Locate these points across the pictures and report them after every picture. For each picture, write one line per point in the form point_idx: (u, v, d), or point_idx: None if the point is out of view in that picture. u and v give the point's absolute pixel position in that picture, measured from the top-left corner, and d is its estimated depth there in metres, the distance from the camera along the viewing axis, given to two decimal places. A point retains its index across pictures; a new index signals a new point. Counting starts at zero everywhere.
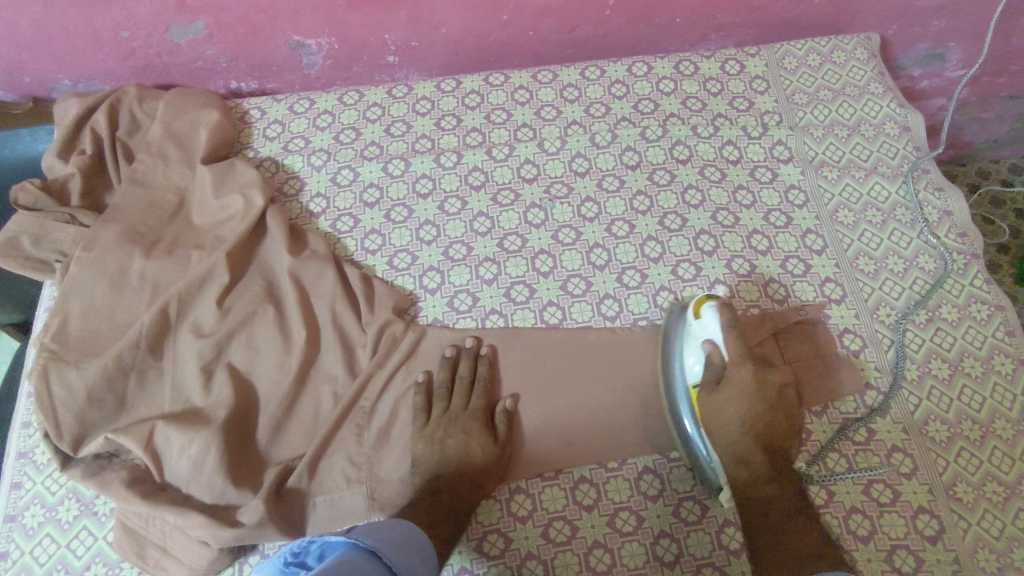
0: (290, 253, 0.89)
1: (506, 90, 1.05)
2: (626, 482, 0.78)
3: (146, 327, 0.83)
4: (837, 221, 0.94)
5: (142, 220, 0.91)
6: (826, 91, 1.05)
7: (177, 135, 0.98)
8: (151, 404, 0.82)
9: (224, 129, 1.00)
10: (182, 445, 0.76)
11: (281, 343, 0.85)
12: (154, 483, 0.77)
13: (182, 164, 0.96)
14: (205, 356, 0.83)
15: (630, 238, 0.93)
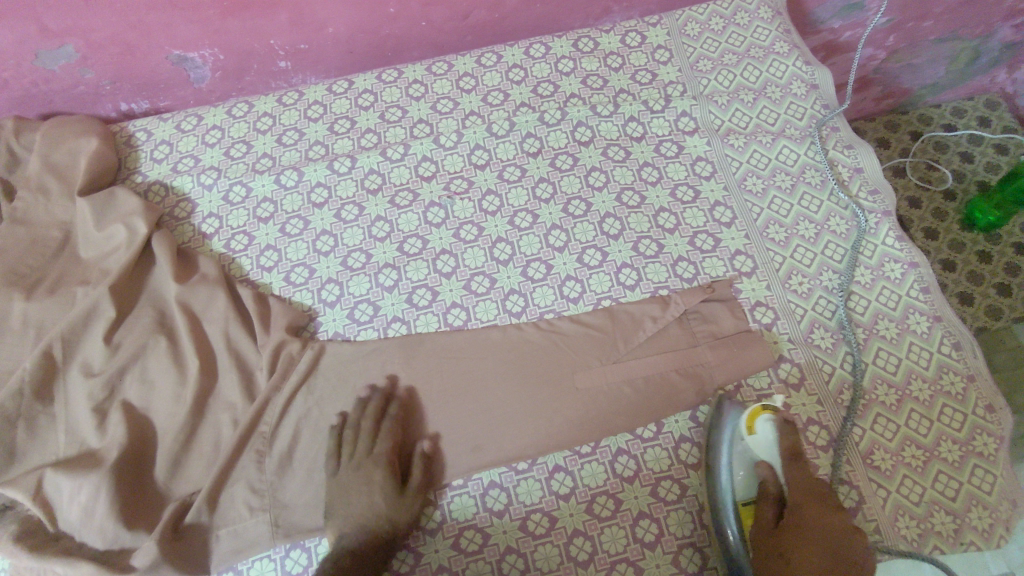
0: (177, 280, 0.86)
1: (400, 86, 1.02)
2: (537, 483, 0.76)
3: (29, 372, 0.79)
4: (745, 190, 0.91)
5: (22, 260, 0.87)
6: (730, 55, 1.01)
7: (56, 167, 0.94)
8: (43, 451, 0.79)
9: (106, 157, 0.96)
10: (71, 491, 0.74)
11: (174, 374, 0.82)
12: (47, 533, 0.74)
13: (63, 197, 0.92)
14: (96, 396, 0.80)
15: (534, 229, 0.90)
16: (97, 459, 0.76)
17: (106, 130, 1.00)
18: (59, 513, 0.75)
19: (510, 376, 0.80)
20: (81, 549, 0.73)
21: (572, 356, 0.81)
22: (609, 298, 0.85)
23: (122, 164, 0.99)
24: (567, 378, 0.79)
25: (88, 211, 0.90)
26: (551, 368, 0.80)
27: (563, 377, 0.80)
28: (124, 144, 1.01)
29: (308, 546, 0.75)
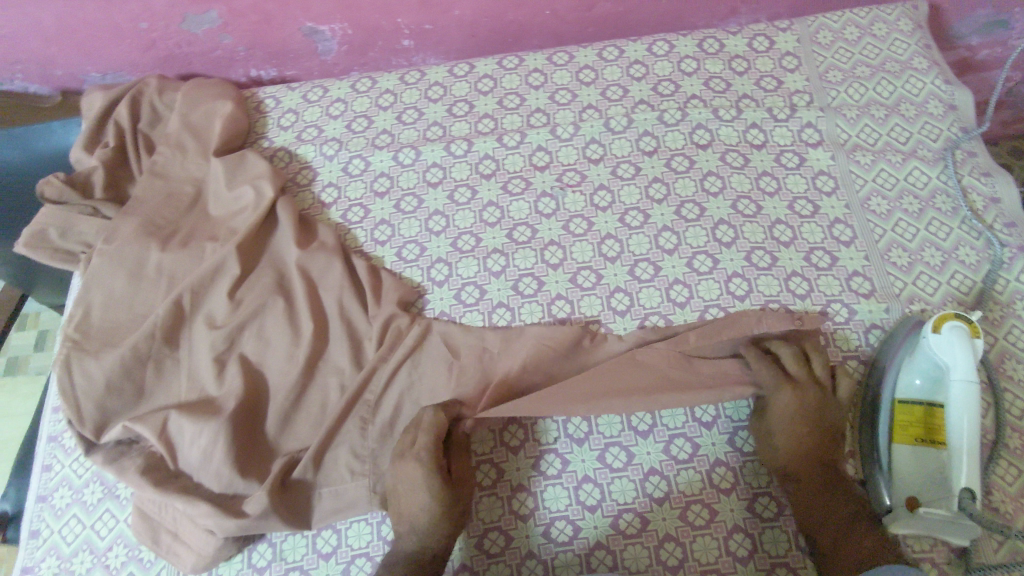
0: (298, 246, 0.90)
1: (520, 73, 1.03)
2: (632, 483, 0.76)
3: (161, 318, 0.85)
4: (869, 209, 0.88)
5: (161, 214, 0.93)
6: (863, 67, 0.97)
7: (195, 129, 0.99)
8: (167, 392, 0.84)
9: (238, 120, 1.01)
10: (192, 434, 0.78)
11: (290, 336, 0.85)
12: (169, 470, 0.79)
13: (199, 157, 0.97)
14: (218, 348, 0.84)
15: (645, 228, 0.90)
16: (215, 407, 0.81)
17: (239, 97, 1.05)
18: (179, 452, 0.79)
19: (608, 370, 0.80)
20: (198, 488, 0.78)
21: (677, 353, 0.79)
22: (717, 306, 0.84)
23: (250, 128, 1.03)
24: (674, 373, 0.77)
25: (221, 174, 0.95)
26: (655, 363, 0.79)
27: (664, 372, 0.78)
28: (252, 110, 1.06)
29: None
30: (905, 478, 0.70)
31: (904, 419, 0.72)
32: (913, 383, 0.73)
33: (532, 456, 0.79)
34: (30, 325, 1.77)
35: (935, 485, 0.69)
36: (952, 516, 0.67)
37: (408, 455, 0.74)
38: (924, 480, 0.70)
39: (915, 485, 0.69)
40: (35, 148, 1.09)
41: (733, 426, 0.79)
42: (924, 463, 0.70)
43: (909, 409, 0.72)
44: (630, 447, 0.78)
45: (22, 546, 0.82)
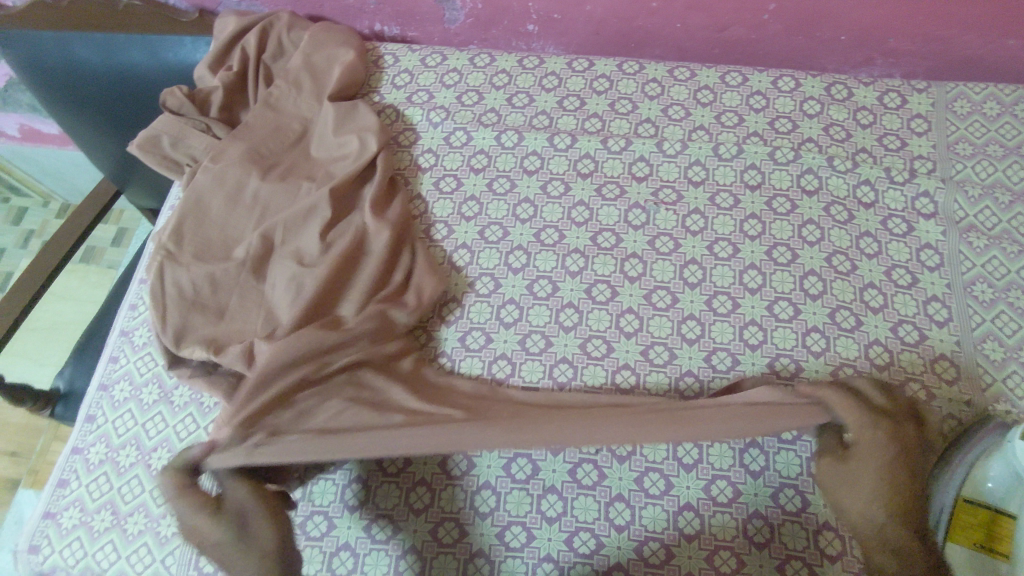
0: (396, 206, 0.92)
1: (637, 80, 1.02)
2: (665, 513, 0.75)
3: (253, 247, 0.88)
4: (971, 295, 0.84)
5: (266, 146, 0.95)
6: (997, 146, 0.93)
7: (313, 70, 1.02)
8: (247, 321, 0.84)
9: (356, 70, 1.03)
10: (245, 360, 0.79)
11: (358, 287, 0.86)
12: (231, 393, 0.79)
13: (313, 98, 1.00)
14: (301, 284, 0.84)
15: (731, 261, 0.88)
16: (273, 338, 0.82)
17: (360, 48, 1.07)
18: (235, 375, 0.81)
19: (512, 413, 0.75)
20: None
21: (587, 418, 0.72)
22: (789, 356, 0.82)
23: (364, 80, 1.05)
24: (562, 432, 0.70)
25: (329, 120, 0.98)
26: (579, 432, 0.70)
27: (534, 431, 0.70)
28: (370, 62, 1.07)
29: (433, 486, 0.78)
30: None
31: (965, 520, 0.70)
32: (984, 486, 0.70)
33: (570, 462, 0.78)
34: (112, 221, 1.86)
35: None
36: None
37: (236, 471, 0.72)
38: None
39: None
40: (164, 58, 1.14)
41: (781, 482, 0.76)
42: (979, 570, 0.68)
43: (974, 511, 0.70)
44: (670, 477, 0.77)
45: (76, 427, 0.87)
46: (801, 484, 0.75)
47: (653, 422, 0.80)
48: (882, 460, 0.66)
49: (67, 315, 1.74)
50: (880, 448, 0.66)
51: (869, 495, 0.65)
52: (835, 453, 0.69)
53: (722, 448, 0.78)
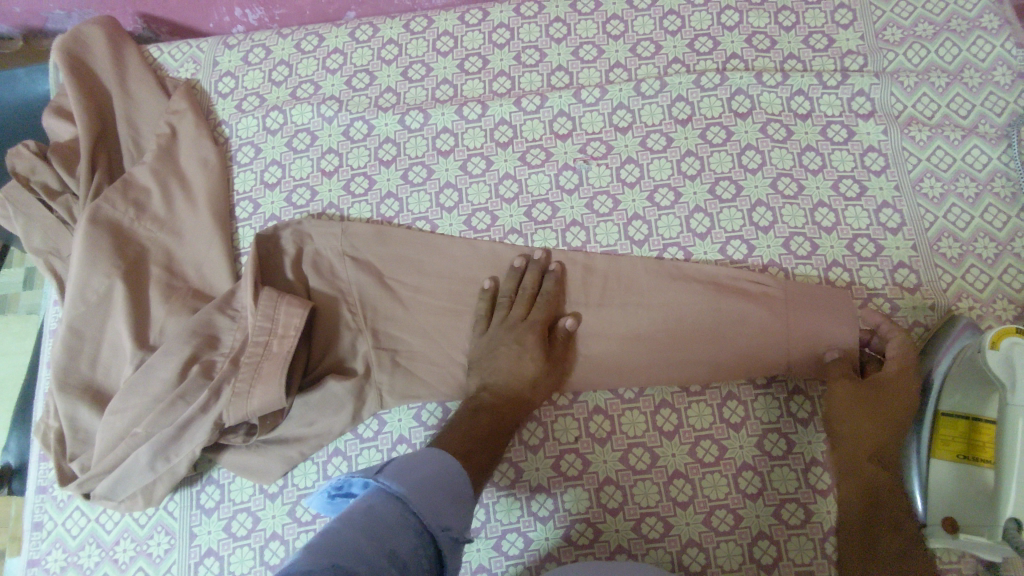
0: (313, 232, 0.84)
1: (540, 23, 0.91)
2: (655, 486, 0.74)
3: (163, 317, 0.79)
4: (920, 194, 0.81)
5: (120, 214, 0.82)
6: (926, 25, 0.87)
7: (167, 105, 0.90)
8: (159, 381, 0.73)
9: (220, 88, 0.93)
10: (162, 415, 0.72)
11: (275, 300, 0.75)
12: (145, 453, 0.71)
13: (157, 147, 0.87)
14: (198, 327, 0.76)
15: (675, 208, 0.83)
16: (184, 377, 0.74)
17: (194, 80, 0.93)
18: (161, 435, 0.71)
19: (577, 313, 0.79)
20: (218, 452, 0.76)
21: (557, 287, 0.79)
22: None
23: (214, 104, 0.92)
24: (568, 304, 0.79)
25: (189, 178, 0.87)
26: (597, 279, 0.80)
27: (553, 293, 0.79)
28: (239, 59, 0.94)
29: None
30: (943, 498, 0.68)
31: (945, 432, 0.69)
32: (954, 391, 0.70)
33: (552, 457, 0.76)
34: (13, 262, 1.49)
35: (973, 510, 0.66)
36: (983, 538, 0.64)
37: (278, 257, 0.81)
38: (959, 500, 0.67)
39: (955, 506, 0.67)
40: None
41: (762, 429, 0.75)
42: (964, 483, 0.67)
43: (954, 424, 0.69)
44: (654, 448, 0.75)
45: (26, 537, 0.79)
46: (774, 393, 0.77)
47: (626, 396, 0.78)
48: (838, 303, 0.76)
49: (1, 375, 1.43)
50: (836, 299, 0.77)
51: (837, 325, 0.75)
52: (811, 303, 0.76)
53: (700, 408, 0.76)
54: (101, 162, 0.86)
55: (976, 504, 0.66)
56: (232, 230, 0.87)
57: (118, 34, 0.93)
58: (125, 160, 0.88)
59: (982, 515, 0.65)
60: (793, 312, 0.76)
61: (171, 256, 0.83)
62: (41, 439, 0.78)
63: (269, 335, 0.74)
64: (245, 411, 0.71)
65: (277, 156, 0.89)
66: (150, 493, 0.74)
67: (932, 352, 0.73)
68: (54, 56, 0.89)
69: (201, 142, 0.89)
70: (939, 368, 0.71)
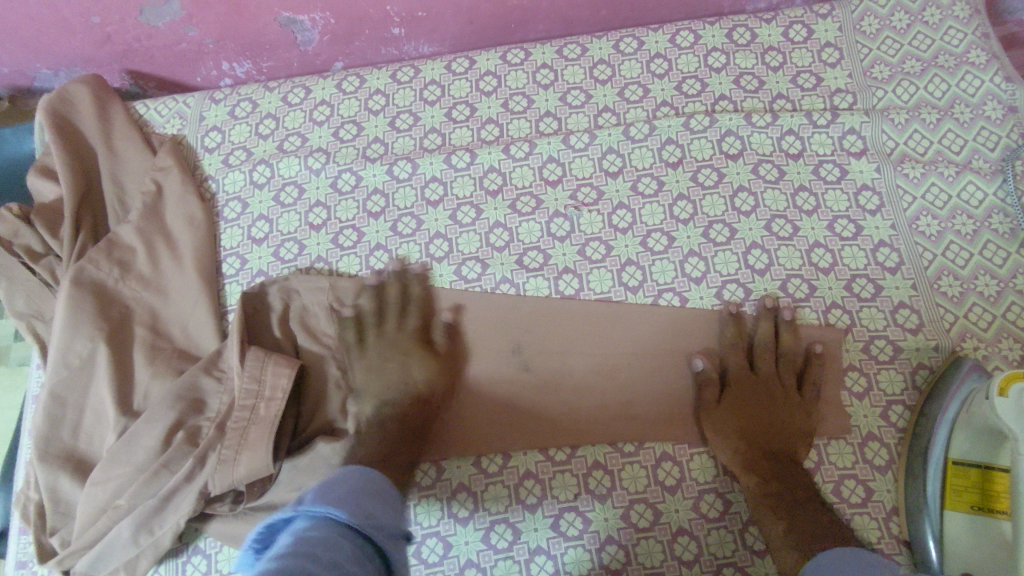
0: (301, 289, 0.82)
1: (526, 69, 0.91)
2: (658, 544, 0.71)
3: (147, 380, 0.77)
4: (917, 231, 0.79)
5: (104, 275, 0.81)
6: (913, 62, 0.87)
7: (153, 162, 0.89)
8: (143, 450, 0.71)
9: (206, 143, 0.92)
10: (145, 487, 0.69)
11: (262, 362, 0.74)
12: (128, 527, 0.68)
13: (142, 206, 0.86)
14: (183, 392, 0.74)
15: (669, 253, 0.81)
16: (169, 444, 0.71)
17: (180, 135, 0.93)
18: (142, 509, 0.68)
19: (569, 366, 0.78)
20: (204, 521, 0.73)
21: (548, 341, 0.79)
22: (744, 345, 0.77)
23: (201, 158, 0.92)
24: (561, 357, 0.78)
25: (176, 235, 0.86)
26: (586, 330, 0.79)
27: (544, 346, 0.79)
28: (225, 113, 0.93)
29: None
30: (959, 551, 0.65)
31: (958, 481, 0.67)
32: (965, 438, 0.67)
33: (551, 515, 0.73)
34: None
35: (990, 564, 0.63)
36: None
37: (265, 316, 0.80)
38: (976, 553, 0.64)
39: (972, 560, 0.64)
40: None
41: None
42: (980, 535, 0.65)
43: (966, 471, 0.67)
44: (657, 504, 0.73)
45: None
46: None
47: (626, 450, 0.75)
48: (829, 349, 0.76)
49: None
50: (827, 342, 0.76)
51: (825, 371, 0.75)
52: (802, 350, 0.76)
53: (702, 460, 0.74)
54: (86, 221, 0.85)
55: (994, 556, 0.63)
56: (218, 287, 0.86)
57: (103, 92, 0.92)
58: (111, 219, 0.87)
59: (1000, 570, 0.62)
60: (784, 361, 0.76)
61: (157, 317, 0.82)
62: (21, 511, 0.75)
63: (256, 398, 0.72)
64: (231, 480, 0.69)
65: (264, 210, 0.88)
66: (132, 568, 0.71)
67: (939, 398, 0.71)
68: (39, 116, 0.88)
69: (187, 199, 0.87)
70: (945, 414, 0.69)
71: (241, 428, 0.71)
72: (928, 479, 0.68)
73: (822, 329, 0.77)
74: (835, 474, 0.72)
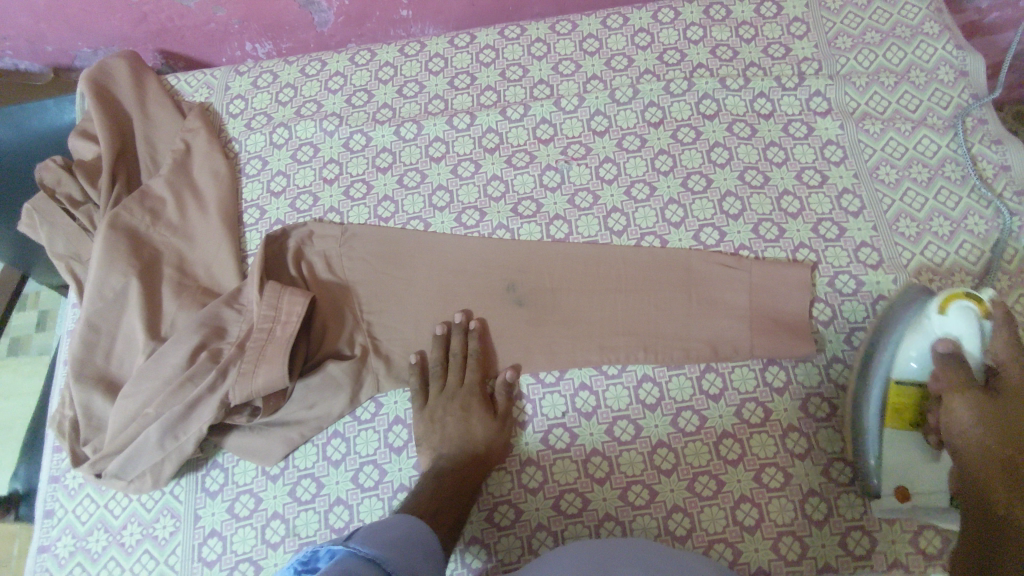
0: (316, 235, 0.90)
1: (522, 43, 1.00)
2: (640, 456, 0.77)
3: (174, 311, 0.85)
4: (877, 179, 0.87)
5: (137, 221, 0.89)
6: (873, 33, 0.95)
7: (183, 124, 0.98)
8: (171, 367, 0.78)
9: (230, 110, 1.01)
10: (172, 398, 0.76)
11: (279, 291, 0.81)
12: (155, 433, 0.75)
13: (172, 161, 0.94)
14: (206, 318, 0.81)
15: (651, 201, 0.89)
16: (193, 362, 0.78)
17: (207, 103, 1.02)
18: (168, 417, 0.75)
19: (561, 299, 0.85)
20: (225, 435, 0.80)
21: (542, 277, 0.86)
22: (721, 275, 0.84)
23: (226, 123, 1.01)
24: (556, 292, 0.85)
25: (202, 188, 0.94)
26: (578, 267, 0.86)
27: (539, 282, 0.86)
28: (249, 84, 1.02)
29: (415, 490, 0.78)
30: (895, 467, 0.72)
31: (897, 400, 0.73)
32: (910, 362, 0.72)
33: (541, 431, 0.80)
34: (29, 304, 1.64)
35: (926, 476, 0.72)
36: (942, 501, 0.71)
37: (283, 257, 0.88)
38: (914, 467, 0.72)
39: (909, 476, 0.72)
40: (29, 126, 1.06)
41: (740, 399, 0.79)
42: (913, 448, 0.73)
43: (906, 392, 0.73)
44: (638, 420, 0.79)
45: (37, 525, 0.82)
46: (751, 364, 0.80)
47: (610, 373, 0.82)
48: (800, 278, 0.82)
49: (14, 406, 1.54)
50: (798, 272, 0.82)
51: (796, 298, 0.81)
52: (774, 279, 0.82)
53: (680, 381, 0.80)
54: (121, 175, 0.94)
55: (930, 467, 0.72)
56: (239, 234, 0.93)
57: (138, 66, 1.02)
58: (143, 174, 0.95)
59: (937, 480, 0.72)
60: (759, 289, 0.82)
61: (184, 258, 0.90)
62: (56, 428, 0.82)
63: (273, 322, 0.80)
64: (251, 390, 0.76)
65: (282, 167, 0.96)
66: (158, 475, 0.78)
67: (892, 322, 0.75)
68: (81, 85, 0.98)
69: (212, 156, 0.96)
70: (892, 335, 0.74)
71: (259, 347, 0.78)
72: (872, 396, 0.73)
73: (794, 261, 0.83)
74: (801, 393, 0.79)
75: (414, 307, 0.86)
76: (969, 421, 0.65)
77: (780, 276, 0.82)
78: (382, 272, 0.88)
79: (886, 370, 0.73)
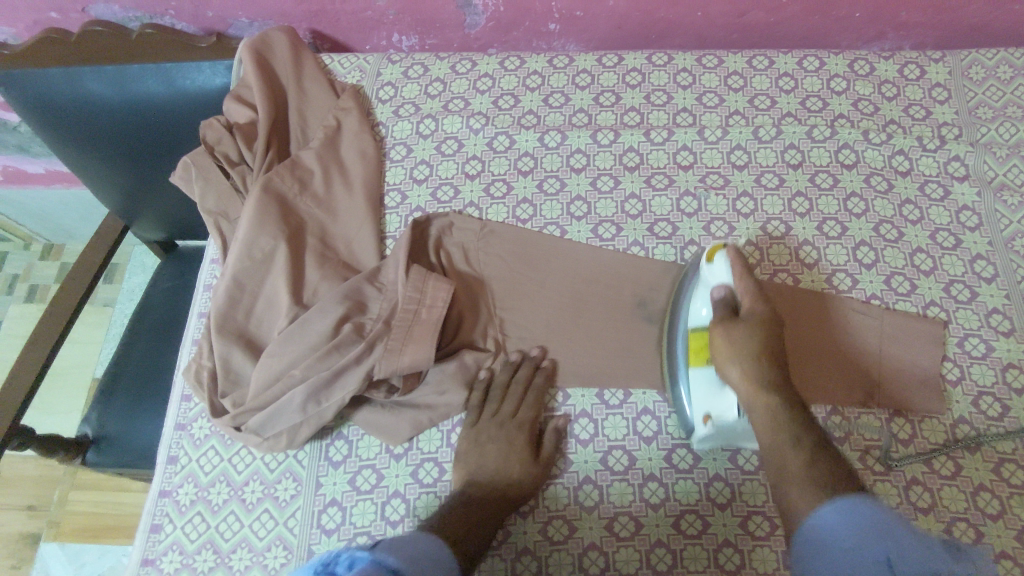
0: (455, 228, 0.93)
1: (668, 71, 1.03)
2: (763, 487, 0.78)
3: (317, 281, 0.88)
4: (1012, 250, 0.89)
5: (287, 189, 0.92)
6: (1015, 108, 0.98)
7: (334, 103, 1.02)
8: (315, 334, 0.80)
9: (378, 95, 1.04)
10: (316, 365, 0.78)
11: (425, 275, 0.83)
12: (298, 395, 0.77)
13: (325, 137, 0.98)
14: (352, 292, 0.84)
15: (786, 239, 0.91)
16: (337, 332, 0.81)
17: (359, 85, 1.05)
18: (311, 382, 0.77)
19: None
20: (357, 407, 0.83)
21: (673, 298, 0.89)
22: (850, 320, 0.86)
23: (374, 107, 1.04)
24: None
25: (349, 166, 0.97)
26: None
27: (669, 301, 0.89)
28: (399, 73, 1.06)
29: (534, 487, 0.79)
30: (700, 397, 0.77)
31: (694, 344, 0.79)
32: (699, 312, 0.80)
33: (665, 448, 0.81)
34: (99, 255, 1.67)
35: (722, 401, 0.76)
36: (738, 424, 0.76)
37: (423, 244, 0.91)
38: (714, 394, 0.77)
39: (709, 402, 0.77)
40: (182, 87, 1.10)
41: (865, 445, 0.80)
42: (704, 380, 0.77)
43: (700, 333, 0.79)
44: None
45: (159, 468, 0.84)
46: (876, 412, 0.82)
47: None
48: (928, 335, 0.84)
49: (76, 354, 1.59)
50: (926, 329, 0.84)
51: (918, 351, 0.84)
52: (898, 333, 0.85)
53: None
54: (274, 143, 0.97)
55: (721, 394, 0.76)
56: (379, 215, 0.96)
57: (296, 39, 1.04)
58: (293, 145, 0.99)
59: (730, 403, 0.75)
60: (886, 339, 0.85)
61: (328, 230, 0.92)
62: (192, 377, 0.85)
63: (418, 305, 0.81)
64: (396, 367, 0.79)
65: (427, 157, 0.99)
66: (293, 436, 0.80)
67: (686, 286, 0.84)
68: (242, 51, 1.00)
69: (362, 137, 1.00)
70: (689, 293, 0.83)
71: (404, 326, 0.80)
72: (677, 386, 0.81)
73: (920, 317, 0.85)
74: (927, 447, 0.79)
75: (546, 310, 0.89)
76: (745, 353, 0.73)
77: (905, 329, 0.85)
78: (518, 271, 0.91)
79: (686, 322, 0.82)
